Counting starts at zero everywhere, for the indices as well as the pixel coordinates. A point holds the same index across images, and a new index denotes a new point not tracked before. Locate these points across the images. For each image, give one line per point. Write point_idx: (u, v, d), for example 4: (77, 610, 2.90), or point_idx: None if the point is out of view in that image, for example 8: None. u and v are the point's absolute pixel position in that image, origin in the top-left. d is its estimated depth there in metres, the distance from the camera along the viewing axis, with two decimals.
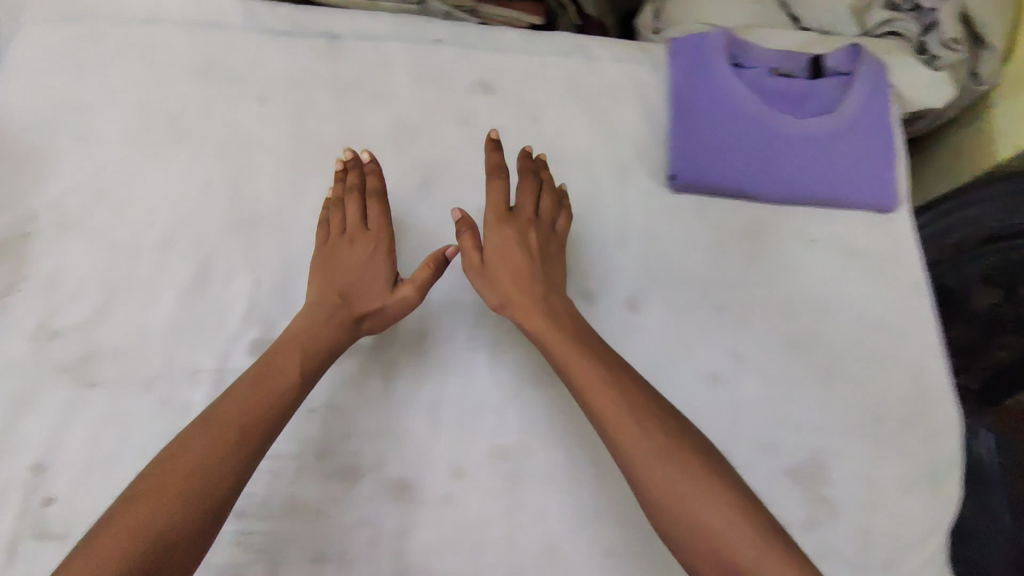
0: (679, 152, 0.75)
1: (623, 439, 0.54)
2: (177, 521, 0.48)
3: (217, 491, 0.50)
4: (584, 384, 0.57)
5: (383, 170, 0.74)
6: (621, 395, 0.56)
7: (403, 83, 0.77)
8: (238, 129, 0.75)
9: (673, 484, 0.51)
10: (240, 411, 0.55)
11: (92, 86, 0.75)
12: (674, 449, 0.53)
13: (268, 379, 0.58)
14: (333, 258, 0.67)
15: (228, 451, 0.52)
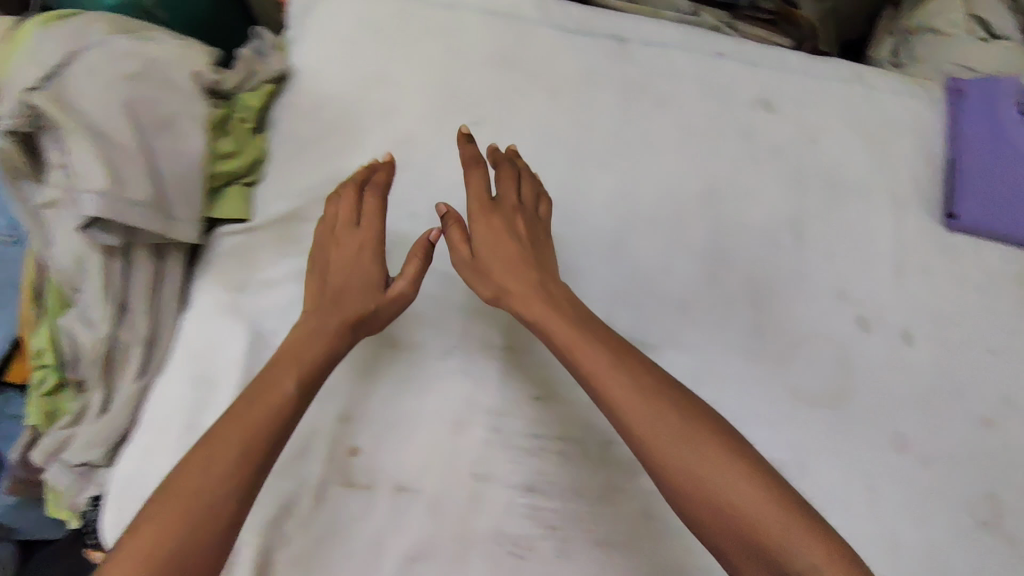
0: (964, 194, 0.77)
1: (642, 436, 0.52)
2: (188, 537, 0.47)
3: (216, 517, 0.49)
4: (569, 347, 0.57)
5: (669, 175, 0.76)
6: (615, 386, 0.54)
7: (688, 92, 0.79)
8: (530, 118, 0.77)
9: (710, 483, 0.49)
10: (249, 418, 0.53)
11: (395, 61, 0.78)
12: (684, 432, 0.51)
13: (262, 398, 0.55)
14: (327, 244, 0.66)
15: (221, 480, 0.50)
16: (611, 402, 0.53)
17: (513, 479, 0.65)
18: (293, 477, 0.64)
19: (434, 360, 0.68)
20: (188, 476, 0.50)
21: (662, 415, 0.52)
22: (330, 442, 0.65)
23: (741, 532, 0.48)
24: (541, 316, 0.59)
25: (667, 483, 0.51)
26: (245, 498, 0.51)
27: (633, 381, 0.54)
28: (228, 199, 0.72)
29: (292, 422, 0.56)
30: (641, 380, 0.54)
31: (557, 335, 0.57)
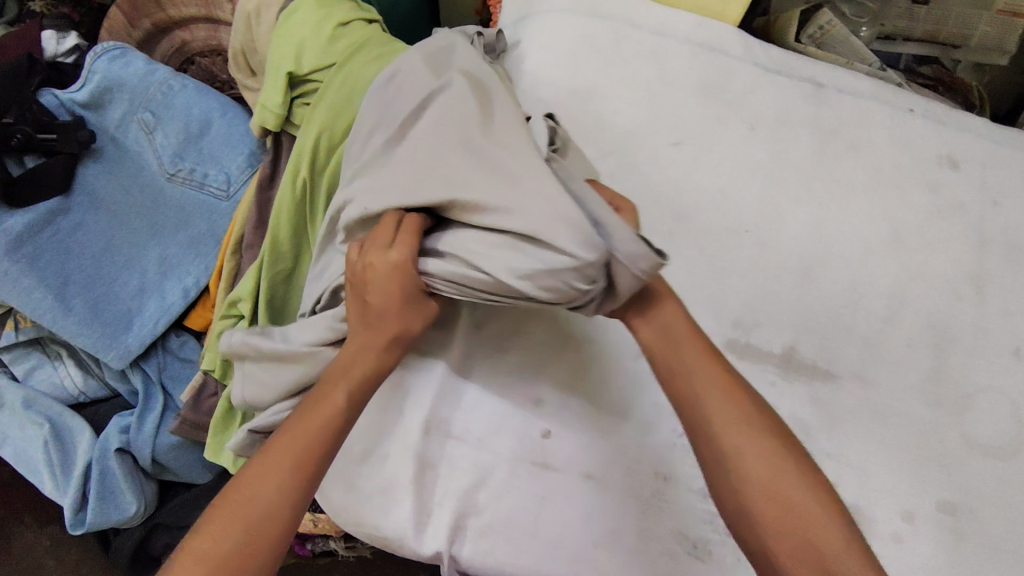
0: None
1: (720, 431, 0.54)
2: (238, 551, 0.51)
3: (270, 521, 0.52)
4: (681, 338, 0.59)
5: (858, 215, 0.80)
6: (743, 412, 0.55)
7: (878, 141, 0.84)
8: (729, 145, 0.82)
9: (779, 490, 0.51)
10: (293, 437, 0.55)
11: (608, 79, 0.84)
12: (772, 445, 0.53)
13: (315, 409, 0.56)
14: (378, 287, 0.56)
15: (284, 482, 0.53)
16: (688, 389, 0.57)
17: (696, 483, 0.67)
18: (491, 449, 0.67)
19: (626, 359, 0.71)
20: (233, 493, 0.53)
21: (738, 411, 0.55)
22: (525, 423, 0.68)
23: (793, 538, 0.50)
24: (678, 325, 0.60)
25: (721, 475, 0.54)
26: (298, 512, 0.53)
27: (710, 367, 0.57)
28: None
29: (336, 440, 0.56)
30: (719, 369, 0.57)
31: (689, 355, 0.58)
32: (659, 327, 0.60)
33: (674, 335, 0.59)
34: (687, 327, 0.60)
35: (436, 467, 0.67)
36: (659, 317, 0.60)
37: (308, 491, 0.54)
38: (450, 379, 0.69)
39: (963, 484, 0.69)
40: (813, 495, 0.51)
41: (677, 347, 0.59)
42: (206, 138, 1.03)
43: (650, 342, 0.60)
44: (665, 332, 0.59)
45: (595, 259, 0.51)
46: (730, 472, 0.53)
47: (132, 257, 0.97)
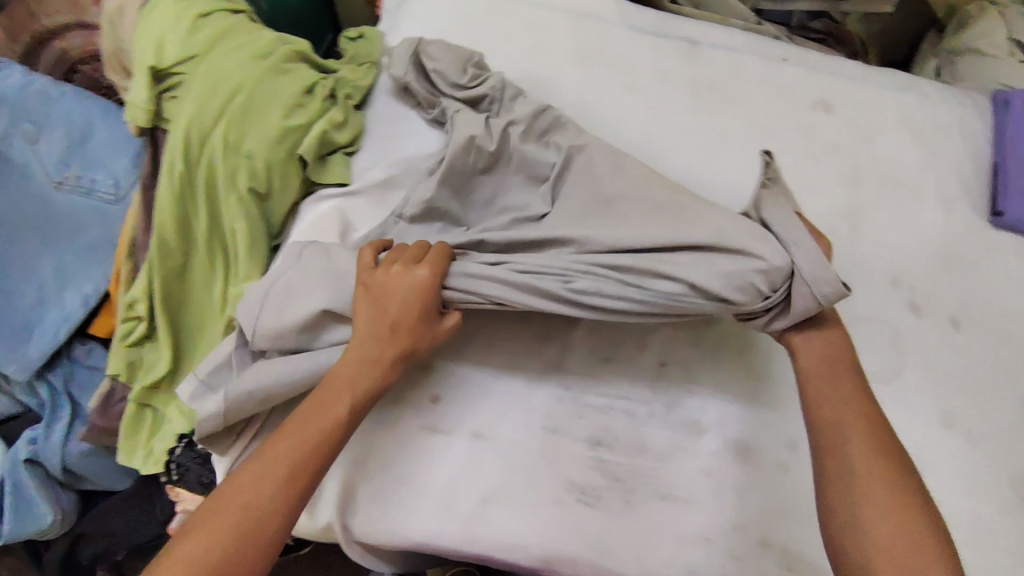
0: (1011, 193, 0.81)
1: (850, 456, 0.56)
2: (226, 555, 0.52)
3: (262, 530, 0.54)
4: (838, 356, 0.62)
5: (736, 165, 0.82)
6: (886, 452, 0.57)
7: (754, 91, 0.85)
8: (607, 107, 0.83)
9: (915, 523, 0.53)
10: (289, 443, 0.57)
11: (485, 50, 0.84)
12: (895, 479, 0.55)
13: (313, 417, 0.58)
14: (387, 291, 0.62)
15: (273, 485, 0.55)
16: (833, 419, 0.59)
17: (583, 434, 0.70)
18: (379, 421, 0.68)
19: (512, 324, 0.74)
20: (224, 495, 0.55)
21: (867, 451, 0.56)
22: (414, 391, 0.70)
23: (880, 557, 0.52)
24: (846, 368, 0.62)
25: (836, 491, 0.56)
26: (290, 520, 0.55)
27: (855, 395, 0.60)
28: (333, 165, 0.75)
29: (332, 451, 0.58)
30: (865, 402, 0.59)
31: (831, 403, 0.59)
32: (828, 349, 0.62)
33: (834, 357, 0.62)
34: (844, 349, 0.63)
35: None
36: (828, 343, 0.63)
37: (299, 501, 0.56)
38: None
39: None
40: (917, 520, 0.54)
41: (835, 376, 0.61)
42: (93, 142, 0.94)
43: (813, 365, 0.62)
44: (829, 364, 0.61)
45: (781, 264, 0.57)
46: (853, 491, 0.55)
47: (25, 266, 0.89)
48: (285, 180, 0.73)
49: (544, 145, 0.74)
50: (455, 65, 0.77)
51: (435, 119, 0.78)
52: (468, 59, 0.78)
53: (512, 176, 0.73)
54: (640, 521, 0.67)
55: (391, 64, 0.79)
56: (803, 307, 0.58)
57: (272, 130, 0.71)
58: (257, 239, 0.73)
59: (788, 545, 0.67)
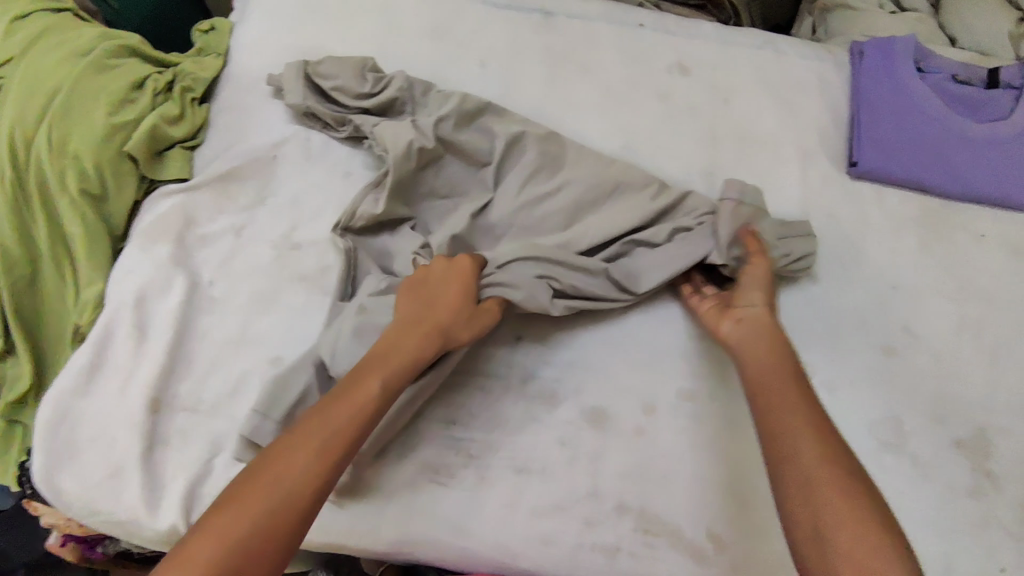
0: (865, 143, 0.82)
1: (799, 462, 0.53)
2: (261, 527, 0.49)
3: (293, 504, 0.50)
4: (772, 333, 0.64)
5: (592, 133, 0.81)
6: (806, 446, 0.54)
7: (609, 59, 0.85)
8: (460, 82, 0.82)
9: (859, 514, 0.49)
10: (324, 417, 0.55)
11: (333, 34, 0.83)
12: (826, 470, 0.52)
13: (344, 394, 0.57)
14: (431, 285, 0.65)
15: (314, 460, 0.53)
16: (785, 423, 0.56)
17: (437, 413, 0.69)
18: (226, 416, 0.67)
19: None
20: (263, 474, 0.51)
21: (813, 449, 0.54)
22: (261, 383, 0.68)
23: (848, 540, 0.48)
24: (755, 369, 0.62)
25: (793, 485, 0.53)
26: (321, 495, 0.52)
27: (795, 391, 0.58)
28: (170, 159, 0.75)
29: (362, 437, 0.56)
30: (808, 402, 0.58)
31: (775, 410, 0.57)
32: (755, 328, 0.65)
33: (759, 339, 0.64)
34: (769, 337, 0.64)
35: (166, 443, 0.66)
36: (753, 323, 0.66)
37: (332, 477, 0.53)
38: (182, 355, 0.69)
39: (701, 370, 0.72)
40: (863, 509, 0.50)
41: (778, 384, 0.59)
42: None
43: (755, 370, 0.62)
44: (767, 367, 0.61)
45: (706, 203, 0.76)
46: (802, 481, 0.52)
47: None
48: (119, 178, 0.72)
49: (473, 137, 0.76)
50: (353, 76, 0.76)
51: (349, 136, 0.77)
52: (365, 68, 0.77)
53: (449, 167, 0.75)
54: (494, 496, 0.67)
55: (287, 93, 0.76)
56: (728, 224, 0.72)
57: (95, 127, 0.70)
58: (96, 239, 0.71)
59: (644, 508, 0.67)
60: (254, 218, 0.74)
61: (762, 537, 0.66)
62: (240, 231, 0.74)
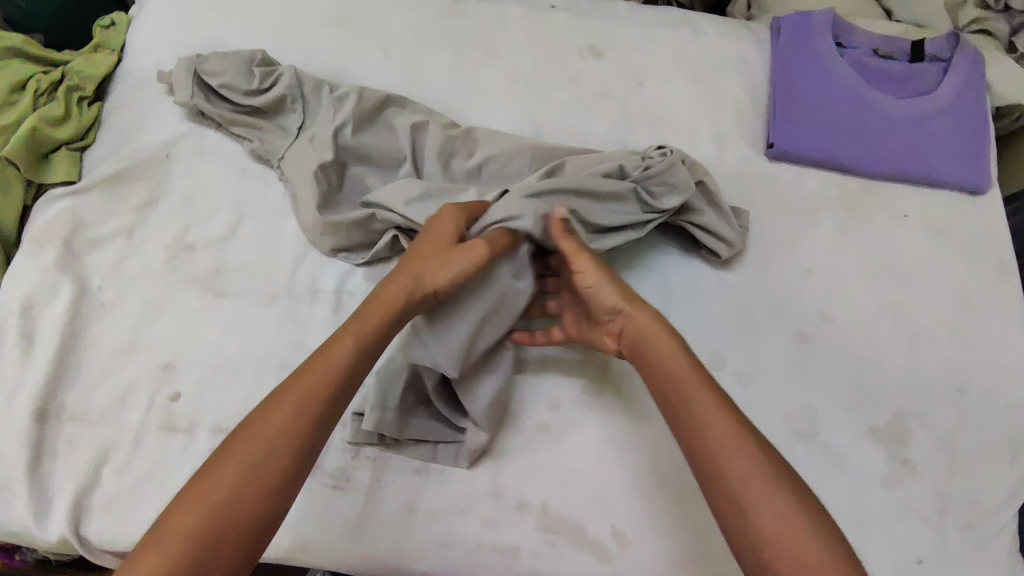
0: (782, 123, 0.79)
1: (729, 492, 0.49)
2: (235, 503, 0.46)
3: (270, 473, 0.48)
4: (652, 339, 0.59)
5: (498, 120, 0.79)
6: (744, 466, 0.49)
7: (518, 43, 0.82)
8: (362, 72, 0.79)
9: (797, 533, 0.46)
10: (296, 384, 0.52)
11: (231, 27, 0.80)
12: (764, 484, 0.48)
13: (318, 360, 0.54)
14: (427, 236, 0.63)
15: (292, 428, 0.50)
16: (705, 441, 0.51)
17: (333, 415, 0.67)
18: (114, 424, 0.65)
19: (258, 308, 0.70)
20: (237, 442, 0.49)
21: (746, 465, 0.49)
22: (152, 389, 0.67)
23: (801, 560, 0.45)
24: (671, 364, 0.56)
25: (729, 515, 0.49)
26: (309, 454, 0.50)
27: (710, 402, 0.53)
28: (56, 162, 0.72)
29: (347, 392, 0.54)
30: (725, 413, 0.52)
31: (697, 420, 0.53)
32: (636, 341, 0.60)
33: (647, 351, 0.59)
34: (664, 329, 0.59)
35: (52, 455, 0.64)
36: (629, 336, 0.61)
37: (314, 438, 0.51)
38: (69, 364, 0.67)
39: (608, 362, 0.71)
40: (805, 526, 0.47)
41: (686, 388, 0.55)
42: None
43: (655, 385, 0.57)
44: (669, 373, 0.56)
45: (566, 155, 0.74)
46: (734, 499, 0.49)
47: None
48: (3, 185, 0.70)
49: (373, 129, 0.73)
50: (238, 72, 0.73)
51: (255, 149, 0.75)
52: (256, 65, 0.74)
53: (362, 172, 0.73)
54: (392, 498, 0.65)
55: (175, 91, 0.74)
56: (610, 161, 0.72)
57: None
58: None
59: (547, 506, 0.65)
60: (145, 218, 0.72)
61: (668, 531, 0.65)
62: (131, 233, 0.71)
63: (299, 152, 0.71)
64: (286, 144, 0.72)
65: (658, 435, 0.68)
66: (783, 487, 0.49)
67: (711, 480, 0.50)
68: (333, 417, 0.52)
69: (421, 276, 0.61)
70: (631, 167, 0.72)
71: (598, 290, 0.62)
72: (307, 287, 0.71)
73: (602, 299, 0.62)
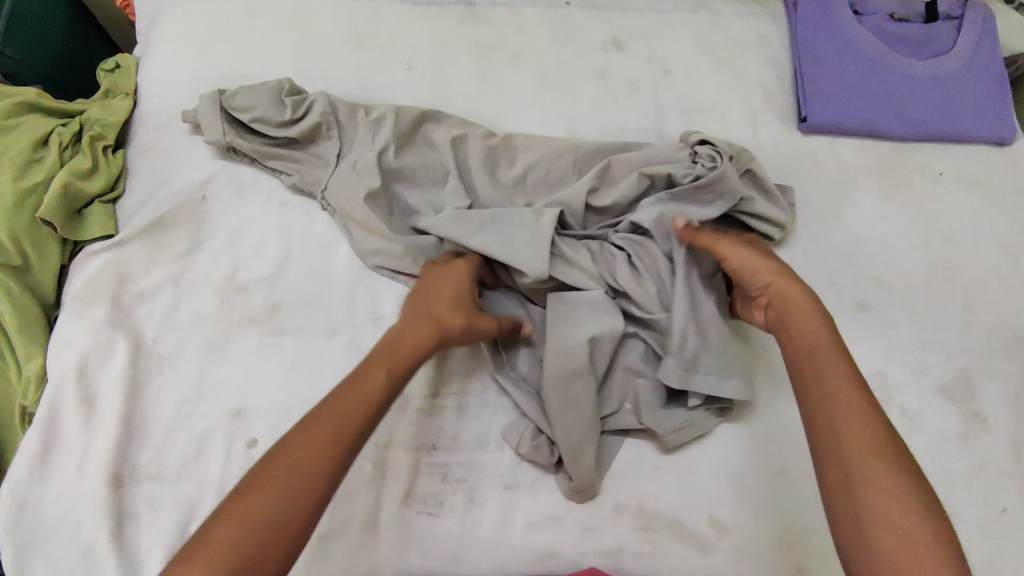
0: (812, 97, 0.80)
1: (843, 455, 0.50)
2: (269, 522, 0.45)
3: (305, 495, 0.46)
4: (796, 315, 0.60)
5: (533, 124, 0.78)
6: (868, 436, 0.50)
7: (541, 44, 0.82)
8: (389, 89, 0.78)
9: (901, 509, 0.47)
10: (335, 406, 0.50)
11: (249, 57, 0.78)
12: (880, 458, 0.49)
13: (357, 383, 0.52)
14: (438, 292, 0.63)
15: (327, 449, 0.48)
16: (829, 414, 0.52)
17: (415, 441, 0.66)
18: (193, 478, 0.63)
19: (321, 340, 0.68)
20: (276, 464, 0.47)
21: (865, 437, 0.50)
22: (226, 438, 0.64)
23: (893, 542, 0.46)
24: (814, 338, 0.57)
25: (835, 473, 0.50)
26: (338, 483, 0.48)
27: (843, 379, 0.54)
28: (91, 217, 0.70)
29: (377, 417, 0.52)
30: (855, 392, 0.53)
31: (830, 390, 0.53)
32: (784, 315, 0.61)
33: (792, 325, 0.59)
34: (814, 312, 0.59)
35: (133, 519, 0.62)
36: (777, 309, 0.62)
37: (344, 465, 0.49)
38: (135, 422, 0.64)
39: None
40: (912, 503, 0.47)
41: (819, 363, 0.56)
42: None
43: (792, 356, 0.58)
44: (807, 347, 0.57)
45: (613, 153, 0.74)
46: (845, 474, 0.49)
47: None
48: (40, 247, 0.68)
49: (413, 148, 0.72)
50: (271, 103, 0.71)
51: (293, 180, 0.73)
52: (285, 95, 0.72)
53: (409, 192, 0.71)
54: (488, 517, 0.64)
55: (204, 129, 0.71)
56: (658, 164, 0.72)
57: (5, 198, 0.66)
58: (27, 313, 0.66)
59: (642, 504, 0.65)
60: (190, 264, 0.70)
61: (765, 515, 0.65)
62: (179, 281, 0.69)
63: (343, 178, 0.69)
64: (328, 171, 0.70)
65: (738, 420, 0.69)
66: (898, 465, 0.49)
67: (825, 453, 0.51)
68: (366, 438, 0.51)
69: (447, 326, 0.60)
70: (680, 174, 0.71)
71: (750, 269, 0.64)
72: (369, 313, 0.69)
73: (752, 275, 0.64)
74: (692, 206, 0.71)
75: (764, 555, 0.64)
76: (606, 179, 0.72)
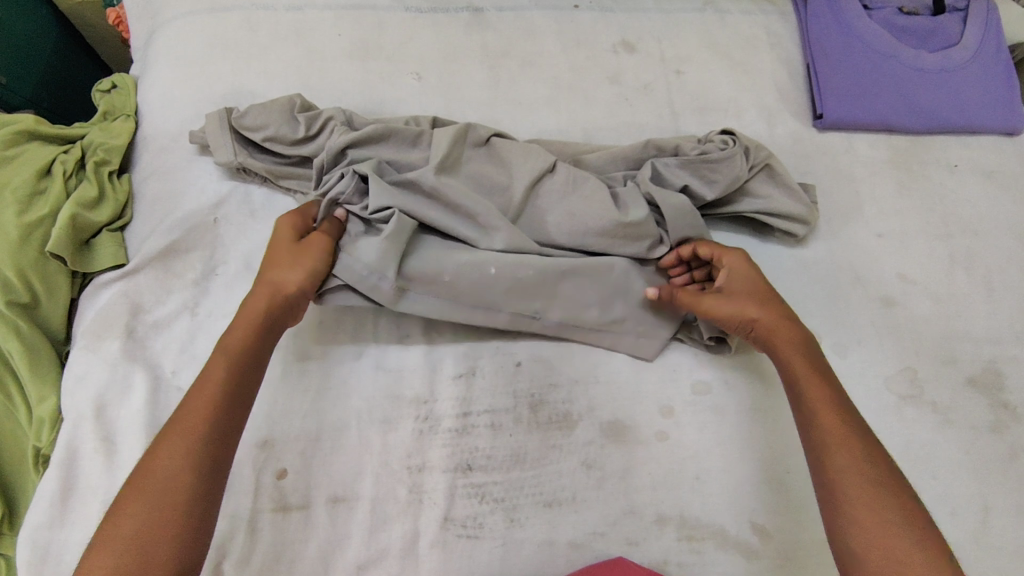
0: (826, 94, 0.80)
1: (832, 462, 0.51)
2: (152, 528, 0.46)
3: (177, 493, 0.48)
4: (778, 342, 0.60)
5: (549, 129, 0.76)
6: (846, 441, 0.52)
7: (551, 49, 0.81)
8: (401, 99, 0.76)
9: (882, 512, 0.48)
10: (192, 406, 0.52)
11: (255, 71, 0.76)
12: (862, 466, 0.50)
13: (204, 385, 0.53)
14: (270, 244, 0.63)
15: (195, 448, 0.50)
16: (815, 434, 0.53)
17: (449, 463, 0.63)
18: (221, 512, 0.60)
19: (349, 364, 0.67)
20: (144, 471, 0.49)
21: (850, 451, 0.51)
22: (255, 470, 0.61)
23: (886, 549, 0.47)
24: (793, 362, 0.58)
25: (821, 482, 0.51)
26: (206, 473, 0.49)
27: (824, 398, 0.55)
28: (100, 247, 0.67)
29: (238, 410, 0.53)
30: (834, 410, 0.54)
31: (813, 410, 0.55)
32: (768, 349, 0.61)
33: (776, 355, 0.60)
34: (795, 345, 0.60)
35: None
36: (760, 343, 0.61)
37: (215, 458, 0.50)
38: None
39: (710, 361, 0.70)
40: (892, 506, 0.48)
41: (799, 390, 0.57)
42: None
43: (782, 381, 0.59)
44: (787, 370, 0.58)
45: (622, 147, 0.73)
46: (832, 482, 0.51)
47: None
48: (48, 282, 0.65)
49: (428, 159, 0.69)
50: (283, 121, 0.69)
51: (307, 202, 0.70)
52: (293, 110, 0.70)
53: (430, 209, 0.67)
54: (530, 538, 0.61)
55: (214, 150, 0.69)
56: (662, 150, 0.73)
57: (8, 234, 0.63)
58: (37, 351, 0.63)
59: (683, 514, 0.63)
60: (206, 290, 0.67)
61: (812, 521, 0.63)
62: (195, 308, 0.66)
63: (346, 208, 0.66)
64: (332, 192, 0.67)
65: (776, 422, 0.67)
66: (884, 474, 0.50)
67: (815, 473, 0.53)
68: (230, 436, 0.52)
69: (280, 280, 0.59)
70: (688, 148, 0.72)
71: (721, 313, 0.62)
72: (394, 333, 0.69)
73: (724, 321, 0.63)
74: (700, 178, 0.71)
75: (813, 561, 0.62)
76: (615, 179, 0.72)
